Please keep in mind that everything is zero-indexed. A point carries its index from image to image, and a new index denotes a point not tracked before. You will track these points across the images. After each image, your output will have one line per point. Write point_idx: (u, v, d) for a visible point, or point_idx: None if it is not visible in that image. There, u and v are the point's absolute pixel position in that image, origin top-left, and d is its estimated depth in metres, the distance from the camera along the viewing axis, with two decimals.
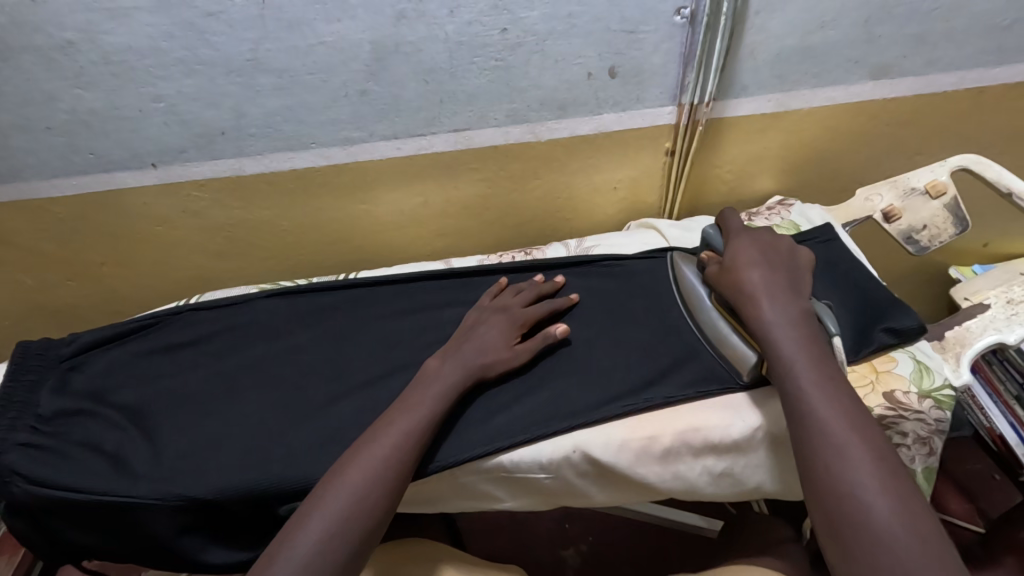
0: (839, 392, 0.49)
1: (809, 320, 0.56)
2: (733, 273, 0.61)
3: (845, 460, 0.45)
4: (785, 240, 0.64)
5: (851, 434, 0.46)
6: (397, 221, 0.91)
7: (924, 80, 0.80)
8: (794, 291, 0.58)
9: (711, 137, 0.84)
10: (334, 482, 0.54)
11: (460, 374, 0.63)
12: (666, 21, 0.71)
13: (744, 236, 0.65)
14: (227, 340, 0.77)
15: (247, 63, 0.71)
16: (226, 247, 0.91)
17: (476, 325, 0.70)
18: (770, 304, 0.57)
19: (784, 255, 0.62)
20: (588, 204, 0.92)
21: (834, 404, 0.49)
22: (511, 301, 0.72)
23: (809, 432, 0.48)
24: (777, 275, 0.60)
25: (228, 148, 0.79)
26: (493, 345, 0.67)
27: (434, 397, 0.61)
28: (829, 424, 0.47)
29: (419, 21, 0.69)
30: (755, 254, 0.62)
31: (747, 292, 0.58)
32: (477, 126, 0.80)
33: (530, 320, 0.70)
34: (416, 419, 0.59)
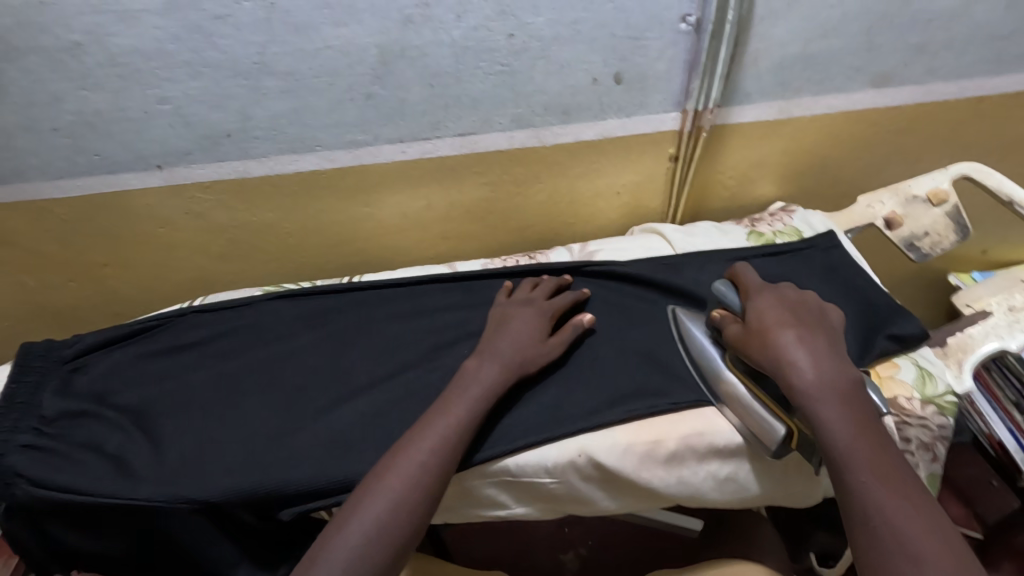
0: (903, 486, 0.48)
1: (853, 393, 0.54)
2: (766, 337, 0.57)
3: (921, 572, 0.44)
4: (809, 295, 0.62)
5: (921, 536, 0.45)
6: (401, 224, 0.91)
7: (925, 88, 0.80)
8: (832, 358, 0.56)
9: (714, 143, 0.84)
10: (371, 486, 0.55)
11: (500, 373, 0.64)
12: (671, 27, 0.71)
13: (768, 293, 0.62)
14: (231, 342, 0.77)
15: (253, 66, 0.71)
16: (228, 249, 0.91)
17: (507, 318, 0.70)
18: (814, 376, 0.54)
19: (813, 315, 0.60)
20: (590, 209, 0.92)
21: (898, 501, 0.47)
22: (537, 296, 0.73)
23: (877, 534, 0.46)
24: (811, 338, 0.57)
25: (233, 150, 0.79)
26: (528, 338, 0.67)
27: (472, 398, 0.61)
28: (899, 527, 0.46)
29: (426, 26, 0.69)
30: (785, 316, 0.59)
31: (785, 360, 0.55)
32: (481, 130, 0.80)
33: (557, 313, 0.72)
34: (453, 420, 0.59)
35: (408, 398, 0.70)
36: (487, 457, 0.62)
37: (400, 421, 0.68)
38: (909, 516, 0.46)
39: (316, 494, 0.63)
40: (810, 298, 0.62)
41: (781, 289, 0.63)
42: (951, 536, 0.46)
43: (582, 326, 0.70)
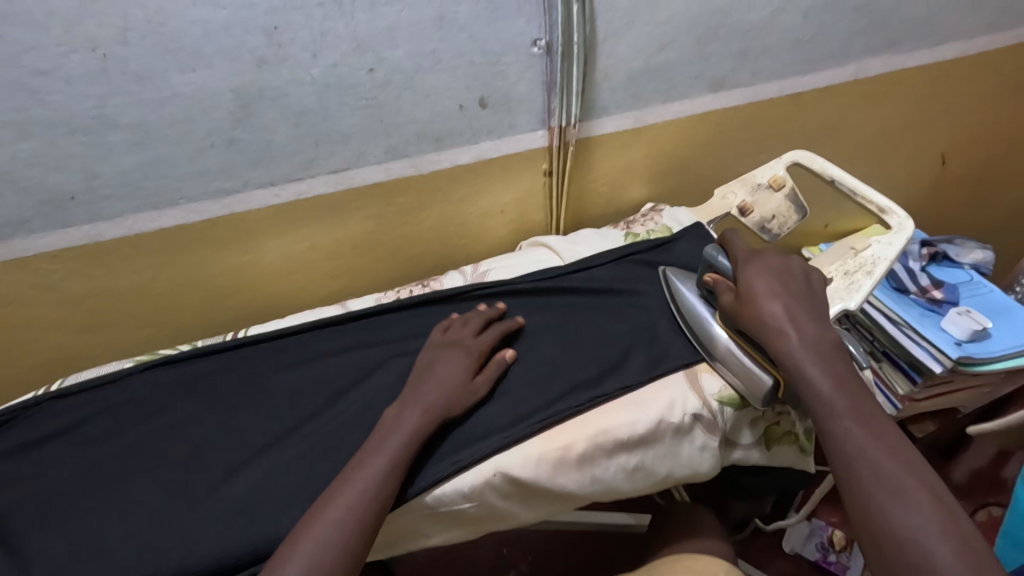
0: (881, 430, 0.52)
1: (838, 359, 0.58)
2: (753, 304, 0.62)
3: (902, 504, 0.47)
4: (797, 262, 0.66)
5: (918, 495, 0.47)
6: (285, 270, 0.87)
7: (753, 90, 0.91)
8: (817, 323, 0.60)
9: (583, 155, 0.89)
10: (291, 548, 0.53)
11: (425, 412, 0.63)
12: (525, 51, 0.76)
13: (754, 259, 0.67)
14: (101, 424, 0.71)
15: (93, 121, 0.66)
16: (89, 321, 0.82)
17: (433, 360, 0.70)
18: (797, 340, 0.58)
19: (801, 280, 0.64)
20: (479, 230, 0.94)
21: (882, 445, 0.51)
22: (459, 334, 0.73)
23: (856, 472, 0.50)
24: (798, 303, 0.62)
25: (80, 213, 0.72)
26: (454, 383, 0.67)
27: (395, 445, 0.60)
28: (878, 464, 0.50)
29: (281, 66, 0.68)
30: (776, 284, 0.63)
31: (776, 327, 0.60)
32: (356, 164, 0.79)
33: (485, 349, 0.72)
34: (375, 471, 0.58)
35: (312, 450, 0.67)
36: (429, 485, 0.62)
37: (307, 475, 0.64)
38: (901, 475, 0.49)
39: (216, 571, 0.59)
40: (800, 264, 0.66)
41: (768, 254, 0.67)
42: (950, 501, 0.47)
43: (503, 363, 0.71)
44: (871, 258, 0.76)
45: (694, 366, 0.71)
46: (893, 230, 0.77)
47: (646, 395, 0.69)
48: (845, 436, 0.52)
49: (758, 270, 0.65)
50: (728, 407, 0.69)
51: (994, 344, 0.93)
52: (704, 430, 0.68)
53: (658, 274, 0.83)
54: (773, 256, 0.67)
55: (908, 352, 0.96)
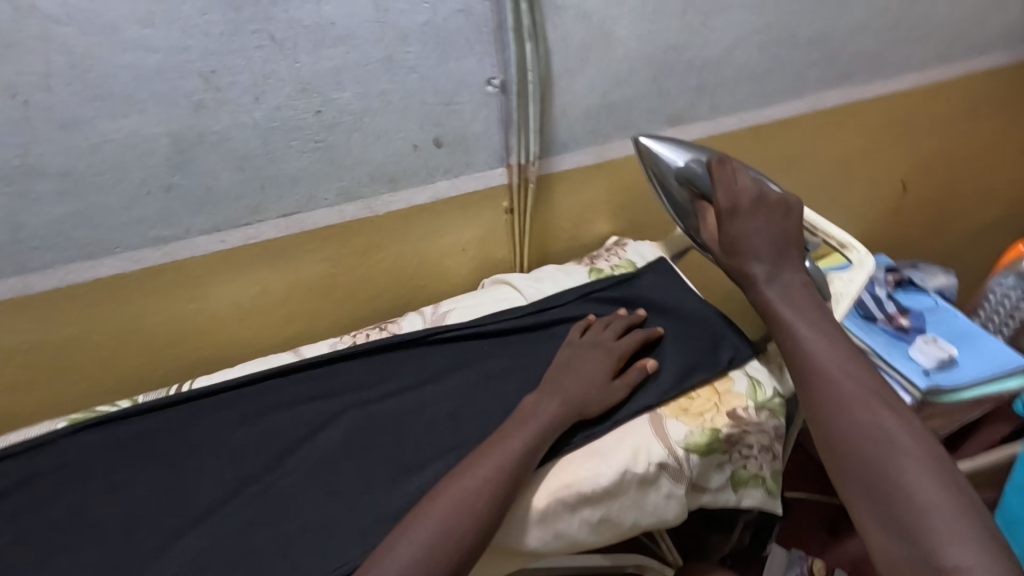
0: (831, 342, 0.62)
1: (808, 297, 0.66)
2: (737, 260, 0.69)
3: (839, 397, 0.58)
4: (779, 203, 0.70)
5: (858, 393, 0.57)
6: (235, 316, 0.83)
7: (713, 123, 0.91)
8: (791, 267, 0.68)
9: (545, 192, 0.88)
10: (421, 509, 0.55)
11: (558, 406, 0.65)
12: (479, 91, 0.74)
13: (743, 209, 0.69)
14: (29, 494, 0.66)
15: (15, 171, 0.62)
16: (19, 378, 0.77)
17: (574, 356, 0.72)
18: (770, 287, 0.67)
19: (784, 223, 0.69)
20: (440, 269, 0.91)
21: (829, 352, 0.61)
22: (603, 335, 0.75)
23: (807, 375, 0.61)
24: (777, 254, 0.68)
25: (6, 266, 0.68)
26: (593, 379, 0.68)
27: (533, 429, 0.62)
28: (826, 368, 0.60)
29: (221, 110, 0.65)
30: (763, 239, 0.68)
31: (758, 278, 0.68)
32: (307, 208, 0.76)
33: (627, 352, 0.72)
34: (512, 448, 0.59)
35: (255, 518, 0.62)
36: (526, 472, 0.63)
37: (248, 545, 0.60)
38: (855, 390, 0.58)
39: None
40: (787, 205, 0.70)
41: (757, 198, 0.69)
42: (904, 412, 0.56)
43: (646, 371, 0.71)
44: (835, 294, 0.75)
45: (657, 410, 0.69)
46: (854, 266, 0.76)
47: (609, 445, 0.66)
48: (801, 348, 0.62)
49: (749, 223, 0.68)
50: (693, 454, 0.66)
51: (961, 372, 0.93)
52: (670, 479, 0.65)
53: (621, 311, 0.81)
54: (762, 201, 0.69)
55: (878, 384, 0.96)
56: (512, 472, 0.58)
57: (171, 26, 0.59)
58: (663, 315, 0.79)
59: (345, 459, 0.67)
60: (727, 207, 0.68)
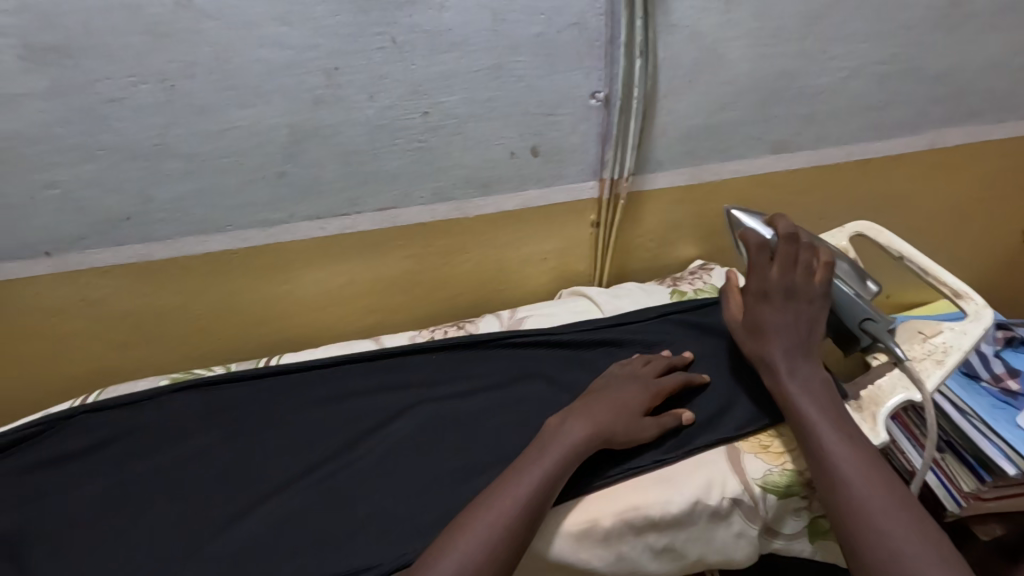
0: (845, 425, 0.58)
1: (829, 392, 0.61)
2: (758, 344, 0.64)
3: (855, 483, 0.53)
4: (814, 286, 0.63)
5: (872, 479, 0.54)
6: (321, 300, 0.87)
7: (818, 154, 0.87)
8: (814, 363, 0.62)
9: (634, 209, 0.87)
10: (441, 549, 0.52)
11: (583, 435, 0.60)
12: (582, 103, 0.74)
13: (771, 294, 0.63)
14: (128, 445, 0.71)
15: (153, 148, 0.68)
16: (130, 336, 0.84)
17: (606, 385, 0.67)
18: (793, 378, 0.61)
19: (813, 315, 0.63)
20: (518, 275, 0.92)
21: (842, 434, 0.57)
22: (639, 367, 0.70)
23: (822, 457, 0.56)
24: (801, 345, 0.62)
25: (132, 234, 0.75)
26: (625, 410, 0.64)
27: (554, 459, 0.58)
28: (840, 452, 0.56)
29: (338, 106, 0.69)
30: (786, 326, 0.63)
31: (779, 373, 0.62)
32: (402, 204, 0.79)
33: (666, 389, 0.67)
34: (530, 480, 0.56)
35: (326, 498, 0.64)
36: (599, 485, 0.62)
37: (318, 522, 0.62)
38: (869, 473, 0.54)
39: None
40: (813, 289, 0.63)
41: (788, 283, 0.63)
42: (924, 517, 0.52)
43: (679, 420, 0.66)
44: (943, 345, 0.70)
45: (735, 443, 0.66)
46: (968, 318, 0.71)
47: (682, 473, 0.63)
48: (814, 427, 0.58)
49: (774, 308, 0.63)
50: (770, 494, 0.62)
51: None
52: (742, 516, 0.63)
53: (702, 334, 0.78)
54: (793, 286, 0.63)
55: (976, 445, 0.88)
56: (533, 504, 0.55)
57: (305, 26, 0.63)
58: None
59: (413, 452, 0.68)
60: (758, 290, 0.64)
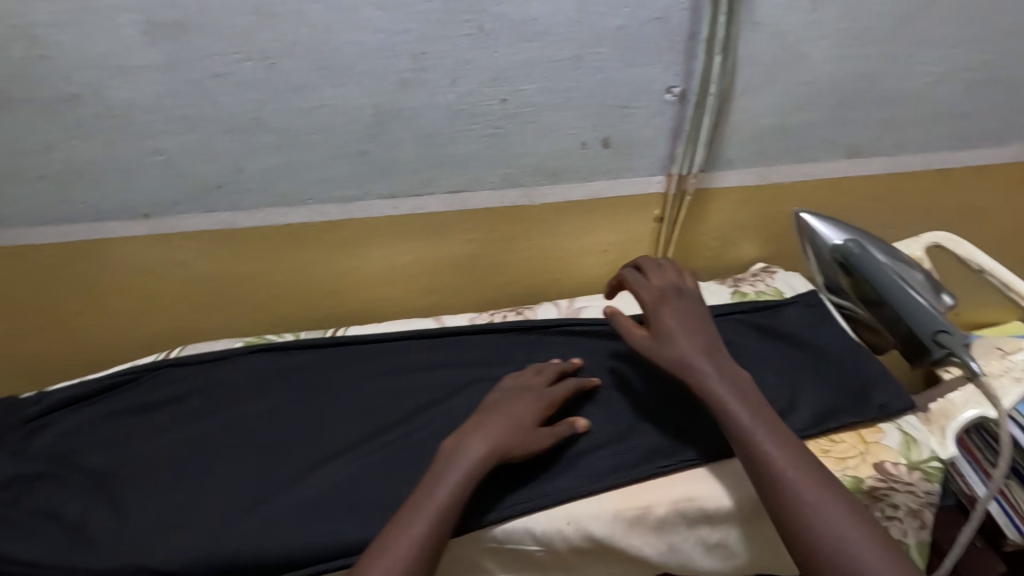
0: (789, 438, 0.54)
1: (757, 398, 0.57)
2: (667, 348, 0.61)
3: (811, 500, 0.49)
4: (695, 295, 0.66)
5: (828, 494, 0.50)
6: (386, 277, 0.90)
7: (895, 161, 0.85)
8: (730, 363, 0.60)
9: (699, 206, 0.87)
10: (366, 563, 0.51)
11: (484, 451, 0.58)
12: (657, 97, 0.75)
13: (661, 301, 0.64)
14: (204, 399, 0.75)
15: (249, 121, 0.73)
16: (210, 299, 0.90)
17: (503, 399, 0.66)
18: (717, 386, 0.57)
19: (699, 315, 0.64)
20: (577, 266, 0.93)
21: (786, 447, 0.53)
22: (533, 380, 0.69)
23: (771, 475, 0.52)
24: (710, 345, 0.61)
25: (222, 202, 0.80)
26: (520, 424, 0.62)
27: (461, 475, 0.57)
28: (789, 467, 0.51)
29: (422, 89, 0.72)
30: (681, 326, 0.62)
31: (694, 373, 0.58)
32: (472, 188, 0.82)
33: (556, 401, 0.66)
34: (444, 496, 0.55)
35: (387, 464, 0.67)
36: (654, 473, 0.63)
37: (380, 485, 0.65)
38: (821, 489, 0.50)
39: (292, 562, 0.61)
40: (692, 293, 0.66)
41: (665, 292, 0.65)
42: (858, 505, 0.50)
43: (571, 429, 0.64)
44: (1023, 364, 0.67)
45: None
46: None
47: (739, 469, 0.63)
48: (755, 441, 0.53)
49: (666, 311, 0.63)
50: None
51: None
52: None
53: (761, 337, 0.78)
54: (668, 291, 0.65)
55: None
56: (445, 521, 0.54)
57: (398, 11, 0.66)
58: (807, 350, 0.76)
59: None
60: (648, 298, 0.65)
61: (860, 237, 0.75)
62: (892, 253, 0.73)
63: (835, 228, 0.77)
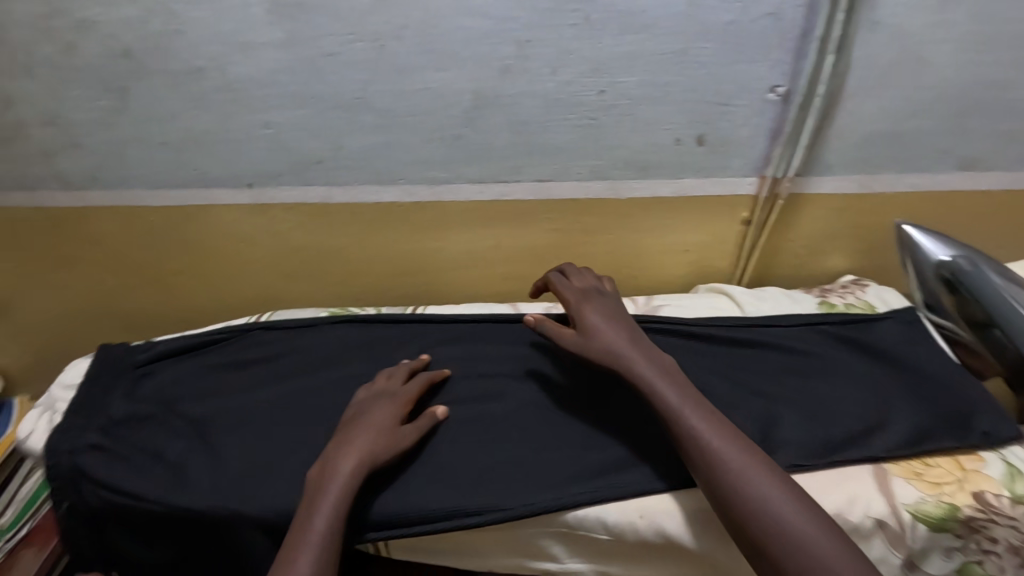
0: (712, 413, 0.58)
1: (680, 378, 0.62)
2: (596, 339, 0.65)
3: (735, 463, 0.54)
4: (617, 298, 0.73)
5: (749, 457, 0.54)
6: (465, 261, 0.92)
7: (1013, 176, 0.80)
8: (652, 350, 0.65)
9: (790, 211, 0.84)
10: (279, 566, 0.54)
11: (354, 469, 0.59)
12: (760, 96, 0.73)
13: (585, 300, 0.70)
14: (292, 362, 0.79)
15: (354, 101, 0.76)
16: (299, 269, 0.94)
17: (357, 407, 0.67)
18: (645, 367, 0.62)
19: (620, 313, 0.70)
20: (656, 264, 0.92)
21: (706, 420, 0.57)
22: (387, 385, 0.70)
23: (698, 445, 0.56)
24: (633, 336, 0.66)
25: (320, 176, 0.83)
26: (382, 423, 0.64)
27: (345, 477, 0.59)
28: (712, 437, 0.55)
29: (522, 76, 0.73)
30: (605, 321, 0.68)
31: (627, 360, 0.63)
32: (560, 177, 0.82)
33: (412, 398, 0.69)
34: (333, 498, 0.57)
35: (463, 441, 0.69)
36: None
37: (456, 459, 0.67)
38: (744, 455, 0.54)
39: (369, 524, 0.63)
40: (611, 293, 0.73)
41: (586, 292, 0.72)
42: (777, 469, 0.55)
43: (432, 419, 0.67)
44: None
45: (884, 464, 0.63)
46: None
47: (824, 482, 0.62)
48: (683, 417, 0.57)
49: (591, 307, 0.69)
50: (921, 523, 0.59)
51: None
52: (884, 542, 0.60)
53: (850, 350, 0.75)
54: (590, 292, 0.72)
55: None
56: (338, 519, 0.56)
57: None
58: (903, 368, 0.72)
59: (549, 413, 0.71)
60: (573, 299, 0.71)
61: (974, 254, 0.72)
62: (1010, 274, 0.70)
63: (943, 243, 0.73)
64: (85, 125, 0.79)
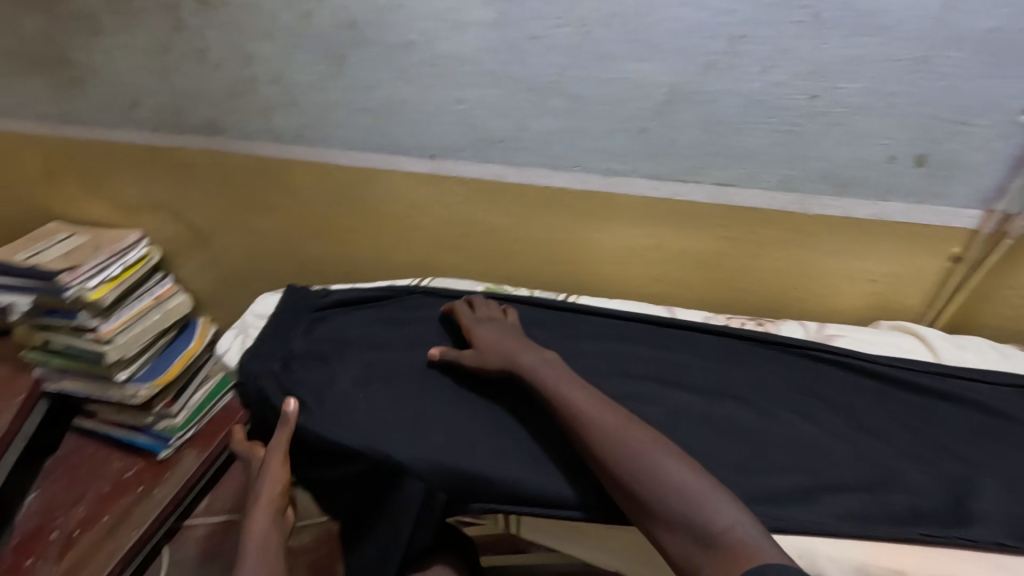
0: (584, 388, 0.65)
1: (557, 364, 0.68)
2: (491, 350, 0.72)
3: (602, 420, 0.60)
4: (513, 319, 0.79)
5: (616, 415, 0.60)
6: (622, 257, 0.91)
7: None
8: (535, 347, 0.72)
9: (1016, 254, 0.74)
10: None
11: (260, 518, 0.66)
12: (1009, 117, 0.64)
13: (478, 322, 0.77)
14: (447, 328, 0.83)
15: (548, 84, 0.77)
16: (458, 242, 0.98)
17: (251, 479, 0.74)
18: (528, 357, 0.69)
19: (511, 327, 0.77)
20: (831, 291, 0.84)
21: (577, 390, 0.63)
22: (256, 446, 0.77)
23: (571, 413, 0.61)
24: (520, 343, 0.72)
25: (498, 155, 0.86)
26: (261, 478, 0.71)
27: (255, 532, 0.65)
28: (581, 403, 0.62)
29: (727, 73, 0.69)
30: (497, 336, 0.74)
31: (510, 353, 0.70)
32: (743, 183, 0.78)
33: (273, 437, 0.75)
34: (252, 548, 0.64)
35: None
36: (919, 539, 0.56)
37: None
38: (615, 417, 0.60)
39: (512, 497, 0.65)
40: (512, 321, 0.79)
41: (489, 318, 0.79)
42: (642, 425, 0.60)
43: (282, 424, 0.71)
44: None
45: None
46: None
47: None
48: (557, 390, 0.64)
49: (483, 328, 0.76)
50: None
51: None
52: None
53: None
54: (491, 317, 0.78)
55: None
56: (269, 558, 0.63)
57: None
58: None
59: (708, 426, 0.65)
60: (469, 325, 0.77)
61: None
62: None
63: None
64: (303, 86, 0.88)
